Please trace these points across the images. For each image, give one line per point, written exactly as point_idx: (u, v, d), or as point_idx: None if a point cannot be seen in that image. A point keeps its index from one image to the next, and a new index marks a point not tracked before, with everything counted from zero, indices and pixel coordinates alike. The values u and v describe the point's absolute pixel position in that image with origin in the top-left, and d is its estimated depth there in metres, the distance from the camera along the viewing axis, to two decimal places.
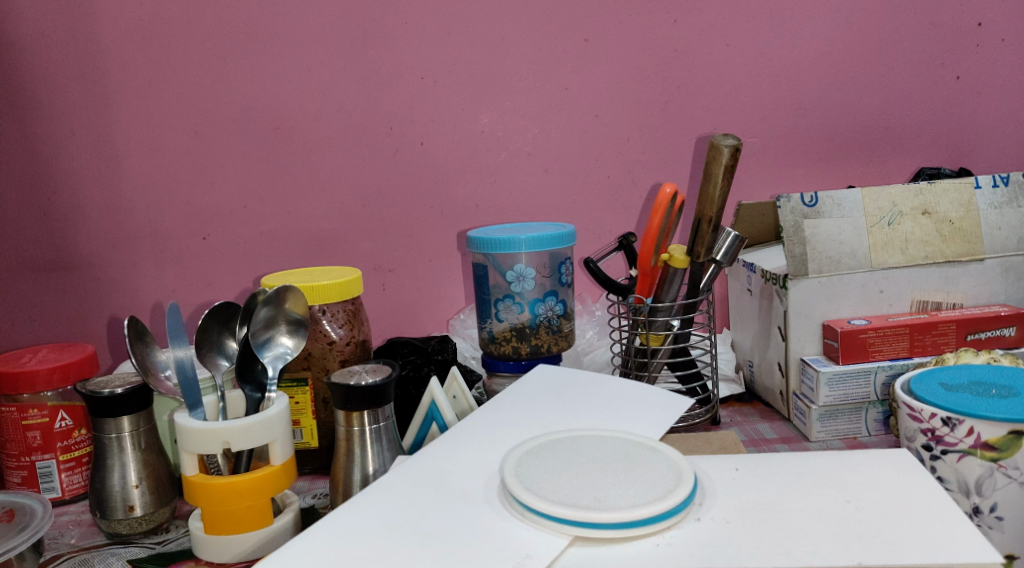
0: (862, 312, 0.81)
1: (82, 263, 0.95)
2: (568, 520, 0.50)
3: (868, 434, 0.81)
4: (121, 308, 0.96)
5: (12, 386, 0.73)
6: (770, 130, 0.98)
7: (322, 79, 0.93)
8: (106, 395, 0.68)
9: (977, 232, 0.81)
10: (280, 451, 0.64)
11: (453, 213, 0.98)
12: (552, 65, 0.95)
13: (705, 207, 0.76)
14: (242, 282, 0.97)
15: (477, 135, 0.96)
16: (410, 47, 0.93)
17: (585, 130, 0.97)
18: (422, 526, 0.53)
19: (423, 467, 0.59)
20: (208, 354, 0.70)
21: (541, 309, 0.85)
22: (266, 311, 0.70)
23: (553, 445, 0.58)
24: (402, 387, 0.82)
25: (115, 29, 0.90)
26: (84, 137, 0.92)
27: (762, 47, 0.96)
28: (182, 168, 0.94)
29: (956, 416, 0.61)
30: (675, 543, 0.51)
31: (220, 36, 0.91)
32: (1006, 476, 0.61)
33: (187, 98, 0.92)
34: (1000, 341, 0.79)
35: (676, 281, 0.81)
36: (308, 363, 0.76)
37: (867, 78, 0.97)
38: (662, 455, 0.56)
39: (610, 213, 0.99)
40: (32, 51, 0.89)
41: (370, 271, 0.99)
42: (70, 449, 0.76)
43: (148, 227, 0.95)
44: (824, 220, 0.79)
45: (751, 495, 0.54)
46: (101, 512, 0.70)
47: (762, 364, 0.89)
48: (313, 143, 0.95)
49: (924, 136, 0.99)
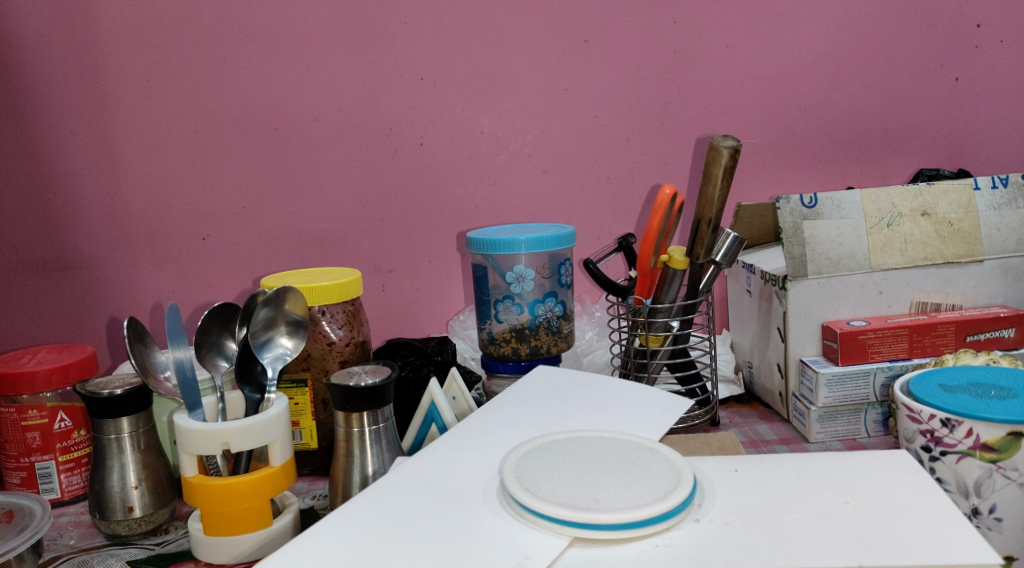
0: (862, 313, 0.81)
1: (82, 264, 0.95)
2: (567, 521, 0.50)
3: (868, 435, 0.81)
4: (121, 309, 0.96)
5: (11, 387, 0.73)
6: (769, 131, 0.98)
7: (321, 79, 0.93)
8: (105, 396, 0.68)
9: (976, 233, 0.81)
10: (280, 452, 0.64)
11: (453, 214, 0.98)
12: (551, 66, 0.95)
13: (705, 207, 0.77)
14: (242, 283, 0.97)
15: (477, 136, 0.96)
16: (410, 47, 0.93)
17: (585, 130, 0.97)
18: (421, 527, 0.53)
19: (423, 468, 0.59)
20: (208, 355, 0.70)
21: (541, 310, 0.85)
22: (266, 311, 0.70)
23: (552, 446, 0.58)
24: (402, 387, 0.82)
25: (115, 29, 0.90)
26: (84, 138, 0.92)
27: (762, 48, 0.96)
28: (182, 169, 0.94)
29: (956, 417, 0.61)
30: (674, 544, 0.51)
31: (220, 37, 0.91)
32: (1005, 477, 0.61)
33: (186, 98, 0.92)
34: (999, 342, 0.79)
35: (675, 282, 0.81)
36: (308, 363, 0.76)
37: (866, 79, 0.97)
38: (661, 456, 0.56)
39: (609, 214, 0.99)
40: (32, 51, 0.89)
41: (370, 272, 0.99)
42: (70, 449, 0.76)
43: (148, 228, 0.95)
44: (824, 221, 0.79)
45: (750, 496, 0.54)
46: (101, 512, 0.70)
47: (761, 365, 0.89)
48: (312, 144, 0.95)
49: (923, 137, 0.99)
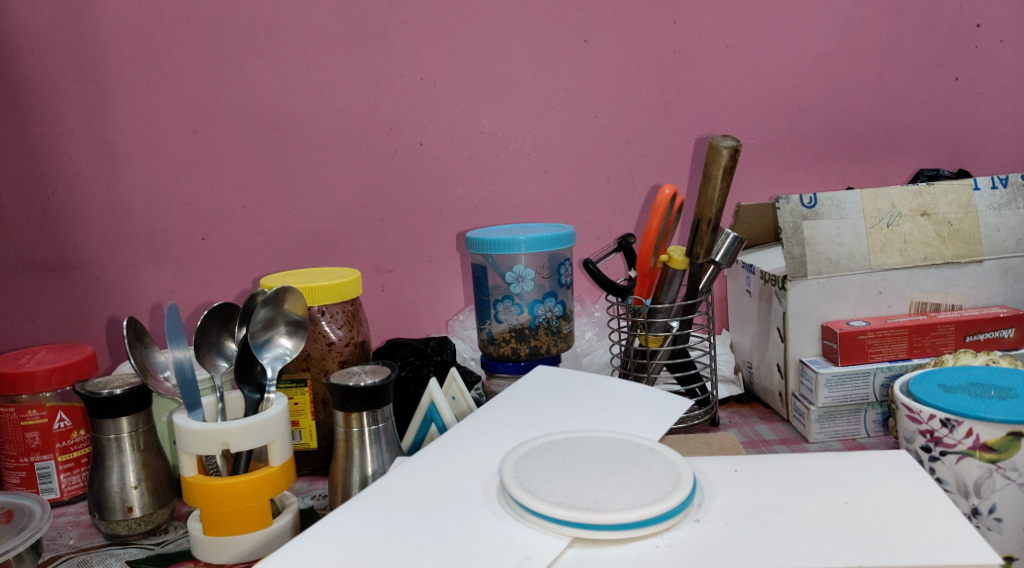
0: (861, 313, 0.81)
1: (82, 264, 0.95)
2: (566, 521, 0.50)
3: (867, 435, 0.81)
4: (120, 309, 0.96)
5: (11, 387, 0.73)
6: (769, 131, 0.98)
7: (321, 79, 0.93)
8: (105, 396, 0.68)
9: (976, 233, 0.81)
10: (280, 452, 0.64)
11: (453, 214, 0.98)
12: (551, 66, 0.95)
13: (705, 207, 0.77)
14: (241, 283, 0.97)
15: (477, 136, 0.96)
16: (410, 47, 0.93)
17: (585, 130, 0.97)
18: (421, 527, 0.53)
19: (422, 469, 0.59)
20: (208, 355, 0.70)
21: (540, 310, 0.85)
22: (266, 311, 0.70)
23: (552, 446, 0.58)
24: (401, 387, 0.82)
25: (115, 29, 0.90)
26: (84, 137, 0.92)
27: (761, 47, 0.96)
28: (181, 169, 0.94)
29: (955, 417, 0.61)
30: (674, 544, 0.51)
31: (219, 37, 0.91)
32: (1005, 477, 0.61)
33: (186, 98, 0.92)
34: (999, 343, 0.79)
35: (675, 282, 0.81)
36: (308, 363, 0.76)
37: (865, 79, 0.97)
38: (661, 456, 0.56)
39: (609, 214, 0.99)
40: (32, 51, 0.89)
41: (369, 272, 0.99)
42: (69, 449, 0.75)
43: (147, 228, 0.95)
44: (824, 221, 0.79)
45: (750, 497, 0.54)
46: (100, 512, 0.70)
47: (761, 365, 0.89)
48: (312, 144, 0.95)
49: (923, 137, 0.99)
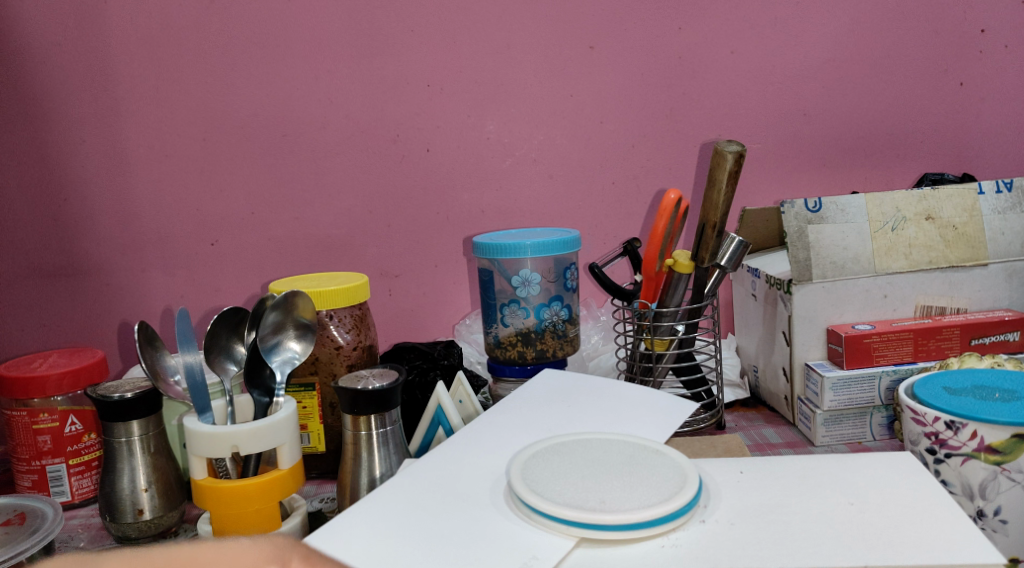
0: (866, 316, 0.81)
1: (92, 269, 0.96)
2: (573, 521, 0.51)
3: (873, 438, 0.81)
4: (130, 312, 0.97)
5: (22, 391, 0.74)
6: (774, 135, 0.98)
7: (329, 85, 0.94)
8: (117, 401, 0.69)
9: (980, 237, 0.81)
10: (289, 454, 0.65)
11: (460, 219, 0.99)
12: (557, 72, 0.96)
13: (711, 212, 0.77)
14: (249, 287, 0.98)
15: (483, 142, 0.97)
16: (417, 54, 0.94)
17: (591, 135, 0.98)
18: (430, 527, 0.53)
19: (432, 472, 0.59)
20: (217, 358, 0.71)
21: (546, 314, 0.85)
22: (275, 315, 0.70)
23: (558, 449, 0.59)
24: (407, 391, 0.82)
25: (125, 37, 0.91)
26: (94, 144, 0.93)
27: (767, 53, 0.96)
28: (190, 174, 0.94)
29: (961, 420, 0.61)
30: (680, 545, 0.51)
31: (228, 44, 0.92)
32: (1009, 479, 0.61)
33: (195, 105, 0.93)
34: (1005, 346, 0.79)
35: (681, 285, 0.81)
36: (315, 367, 0.77)
37: (869, 84, 0.98)
38: (668, 459, 0.57)
39: (614, 218, 1.00)
40: (45, 60, 0.90)
41: (376, 276, 0.99)
42: (80, 453, 0.76)
43: (157, 233, 0.96)
44: (829, 225, 0.80)
45: (756, 498, 0.55)
46: (111, 515, 0.70)
47: (766, 369, 0.90)
48: (319, 150, 0.95)
49: (926, 141, 0.99)
